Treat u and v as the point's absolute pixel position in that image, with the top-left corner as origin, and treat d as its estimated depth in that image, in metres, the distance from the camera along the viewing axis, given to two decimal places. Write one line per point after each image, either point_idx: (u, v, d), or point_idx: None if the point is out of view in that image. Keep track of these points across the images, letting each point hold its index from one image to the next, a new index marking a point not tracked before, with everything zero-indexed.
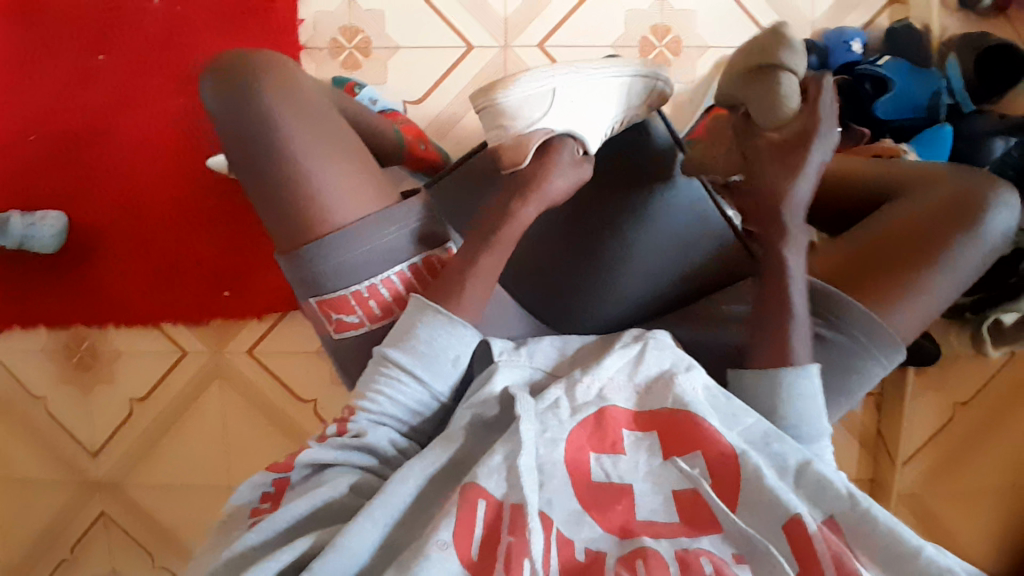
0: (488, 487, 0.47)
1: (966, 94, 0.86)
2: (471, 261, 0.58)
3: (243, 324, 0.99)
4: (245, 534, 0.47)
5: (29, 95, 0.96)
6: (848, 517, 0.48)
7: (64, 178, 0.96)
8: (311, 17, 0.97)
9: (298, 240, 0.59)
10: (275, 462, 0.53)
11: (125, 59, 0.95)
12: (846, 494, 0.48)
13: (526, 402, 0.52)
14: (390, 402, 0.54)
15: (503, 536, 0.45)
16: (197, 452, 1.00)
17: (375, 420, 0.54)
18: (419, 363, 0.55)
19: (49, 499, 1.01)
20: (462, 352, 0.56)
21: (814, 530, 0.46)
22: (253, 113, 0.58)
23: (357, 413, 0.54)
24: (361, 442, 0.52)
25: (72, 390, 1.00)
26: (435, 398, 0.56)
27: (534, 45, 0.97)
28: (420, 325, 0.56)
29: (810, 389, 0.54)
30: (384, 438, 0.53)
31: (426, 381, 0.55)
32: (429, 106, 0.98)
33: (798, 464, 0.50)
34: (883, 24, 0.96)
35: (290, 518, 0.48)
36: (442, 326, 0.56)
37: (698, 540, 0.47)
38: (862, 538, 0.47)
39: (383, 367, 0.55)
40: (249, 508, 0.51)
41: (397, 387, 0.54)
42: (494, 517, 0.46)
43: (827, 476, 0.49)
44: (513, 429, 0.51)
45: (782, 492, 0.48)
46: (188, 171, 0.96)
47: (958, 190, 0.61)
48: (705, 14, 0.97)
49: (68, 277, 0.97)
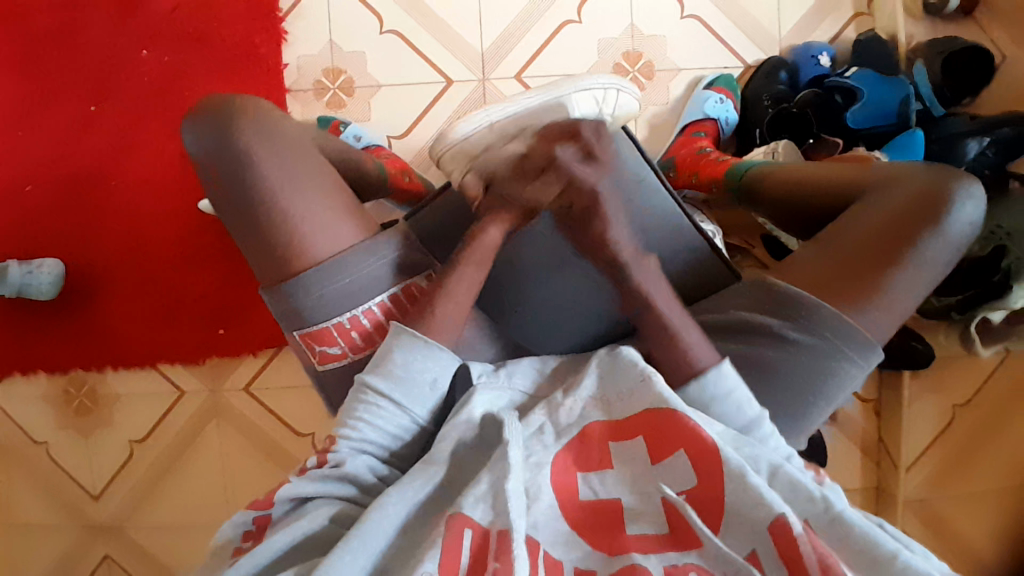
0: (474, 515, 0.48)
1: (933, 96, 0.87)
2: (444, 281, 0.61)
3: (240, 361, 1.00)
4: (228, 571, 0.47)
5: (27, 148, 0.99)
6: (824, 522, 0.47)
7: (61, 226, 0.99)
8: (296, 62, 1.01)
9: (280, 272, 0.60)
10: (255, 500, 0.54)
11: (116, 109, 0.99)
12: (819, 497, 0.48)
13: (514, 426, 0.53)
14: (370, 428, 0.55)
15: (489, 562, 0.45)
16: (198, 492, 1.00)
17: (356, 448, 0.54)
18: (397, 387, 0.55)
19: (53, 544, 1.01)
20: (440, 375, 0.57)
21: (799, 531, 0.45)
22: (232, 151, 0.60)
23: (338, 442, 0.54)
24: (341, 472, 0.53)
25: (73, 435, 1.01)
26: (414, 421, 0.56)
27: (512, 76, 1.00)
28: (397, 348, 0.56)
29: (726, 384, 0.54)
30: (363, 466, 0.54)
31: (404, 406, 0.55)
32: (413, 140, 1.01)
33: (771, 467, 0.50)
34: (849, 36, 0.99)
35: (274, 550, 0.49)
36: (420, 350, 0.56)
37: (687, 554, 0.46)
38: (841, 540, 0.47)
39: (362, 393, 0.56)
40: (233, 546, 0.52)
41: (376, 412, 0.55)
42: (479, 544, 0.46)
43: (799, 478, 0.49)
44: (501, 455, 0.51)
45: (767, 492, 0.47)
46: (184, 213, 0.99)
47: (924, 184, 0.62)
48: (675, 37, 1.00)
49: (66, 323, 0.99)
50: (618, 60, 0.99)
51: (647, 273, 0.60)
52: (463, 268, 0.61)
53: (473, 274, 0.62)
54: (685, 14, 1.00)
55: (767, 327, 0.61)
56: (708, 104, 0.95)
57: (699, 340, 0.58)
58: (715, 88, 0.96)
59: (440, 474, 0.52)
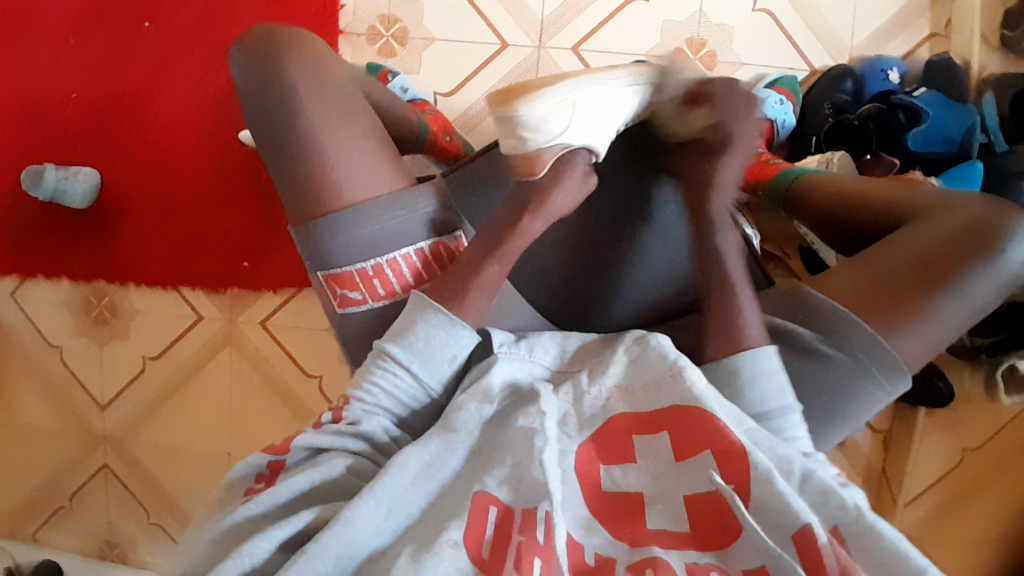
0: (495, 493, 0.46)
1: (999, 133, 0.85)
2: (478, 268, 0.58)
3: (259, 296, 1.00)
4: (244, 504, 0.46)
5: (77, 52, 0.99)
6: (852, 529, 0.45)
7: (101, 136, 0.99)
8: (353, 4, 0.99)
9: (313, 212, 0.59)
10: (272, 444, 0.51)
11: (167, 28, 0.98)
12: (851, 506, 0.46)
13: (547, 398, 0.51)
14: (384, 394, 0.53)
15: (513, 536, 0.43)
16: (201, 417, 1.02)
17: (369, 410, 0.52)
18: (416, 358, 0.54)
19: (60, 447, 1.04)
20: (459, 352, 0.55)
21: (824, 542, 0.43)
22: (279, 88, 0.59)
23: (351, 402, 0.53)
24: (356, 430, 0.51)
25: (88, 344, 1.03)
26: (427, 393, 0.54)
27: (569, 48, 0.98)
28: (419, 318, 0.55)
29: (769, 367, 0.54)
30: (378, 427, 0.52)
31: (420, 377, 0.54)
32: (459, 100, 1.00)
33: (801, 471, 0.48)
34: (923, 55, 0.96)
35: (290, 492, 0.47)
36: (442, 325, 0.55)
37: (707, 554, 0.44)
38: (866, 551, 0.45)
39: (380, 359, 0.54)
40: (244, 485, 0.49)
41: (391, 379, 0.53)
42: (503, 521, 0.44)
43: (830, 486, 0.47)
44: (528, 441, 0.47)
45: (792, 498, 0.44)
46: (221, 141, 0.98)
47: (984, 215, 0.60)
48: (740, 33, 0.97)
49: (95, 232, 1.00)
50: (682, 46, 0.97)
51: (727, 243, 0.61)
52: (491, 268, 0.58)
53: (499, 272, 0.59)
54: (756, 8, 0.97)
55: (800, 338, 0.59)
56: (769, 102, 0.89)
57: (756, 322, 0.57)
58: (776, 88, 0.91)
59: (464, 442, 0.50)
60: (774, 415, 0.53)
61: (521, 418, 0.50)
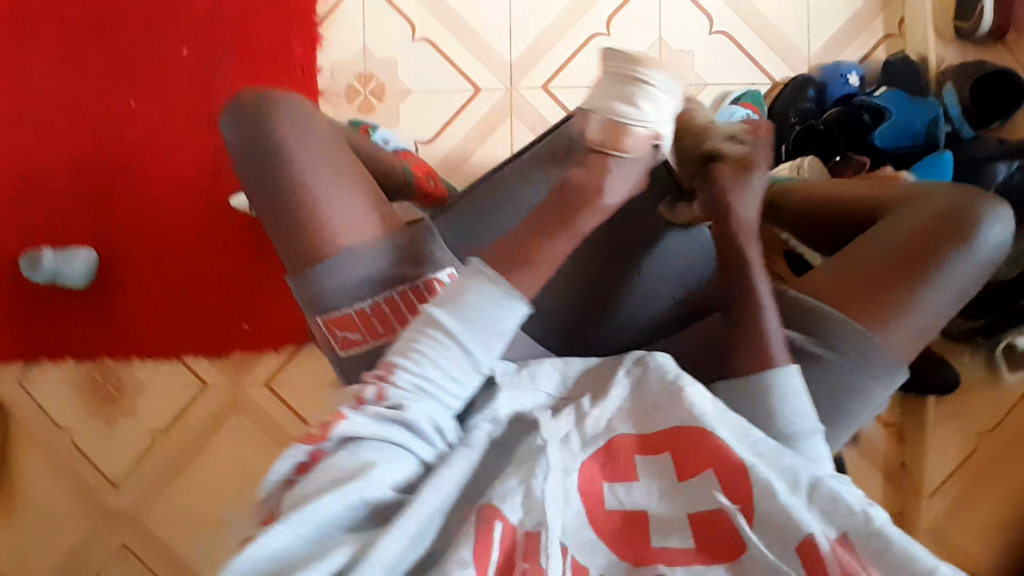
0: (505, 510, 0.45)
1: (962, 118, 0.88)
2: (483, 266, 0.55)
3: (261, 356, 1.03)
4: (273, 526, 0.40)
5: (67, 138, 1.02)
6: (862, 534, 0.45)
7: (95, 215, 1.02)
8: (330, 65, 1.03)
9: (305, 262, 0.61)
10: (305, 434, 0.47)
11: (154, 106, 1.02)
12: (859, 511, 0.45)
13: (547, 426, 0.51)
14: (432, 366, 0.50)
15: (517, 563, 0.43)
16: (213, 483, 1.02)
17: (415, 390, 0.49)
18: (468, 329, 0.51)
19: (73, 531, 1.03)
20: (510, 326, 0.53)
21: (826, 549, 0.44)
22: (265, 148, 0.62)
23: (397, 376, 0.49)
24: (400, 416, 0.48)
25: (96, 424, 1.03)
26: (476, 369, 0.52)
27: (539, 86, 1.03)
28: (468, 286, 0.53)
29: (795, 385, 0.55)
30: (422, 414, 0.49)
31: (471, 349, 0.51)
32: (440, 145, 1.03)
33: (811, 481, 0.47)
34: (880, 57, 1.00)
35: (327, 511, 0.42)
36: (500, 295, 0.53)
37: (714, 568, 0.45)
38: (875, 554, 0.44)
39: (428, 328, 0.51)
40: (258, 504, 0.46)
41: (440, 351, 0.50)
42: (509, 545, 0.44)
43: (840, 492, 0.47)
44: (531, 458, 0.48)
45: (798, 511, 0.45)
46: (214, 208, 1.02)
47: (955, 201, 0.61)
48: (702, 55, 1.01)
49: (96, 310, 1.02)
50: None
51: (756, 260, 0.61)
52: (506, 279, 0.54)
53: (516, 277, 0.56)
54: (714, 30, 1.02)
55: (791, 341, 0.60)
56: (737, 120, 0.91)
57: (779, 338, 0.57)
58: (743, 104, 0.94)
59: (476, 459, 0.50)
60: (800, 435, 0.54)
61: (529, 441, 0.50)
